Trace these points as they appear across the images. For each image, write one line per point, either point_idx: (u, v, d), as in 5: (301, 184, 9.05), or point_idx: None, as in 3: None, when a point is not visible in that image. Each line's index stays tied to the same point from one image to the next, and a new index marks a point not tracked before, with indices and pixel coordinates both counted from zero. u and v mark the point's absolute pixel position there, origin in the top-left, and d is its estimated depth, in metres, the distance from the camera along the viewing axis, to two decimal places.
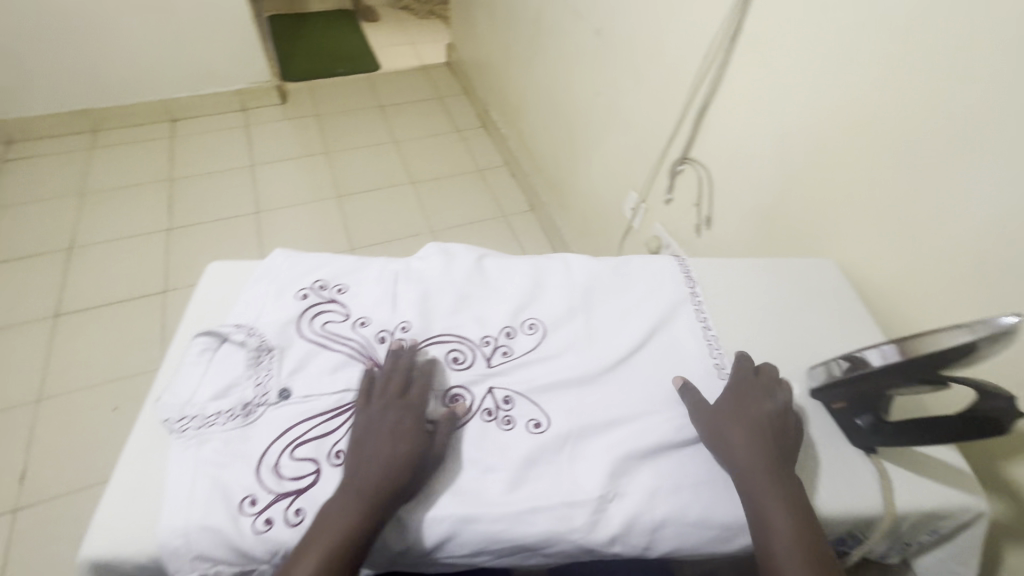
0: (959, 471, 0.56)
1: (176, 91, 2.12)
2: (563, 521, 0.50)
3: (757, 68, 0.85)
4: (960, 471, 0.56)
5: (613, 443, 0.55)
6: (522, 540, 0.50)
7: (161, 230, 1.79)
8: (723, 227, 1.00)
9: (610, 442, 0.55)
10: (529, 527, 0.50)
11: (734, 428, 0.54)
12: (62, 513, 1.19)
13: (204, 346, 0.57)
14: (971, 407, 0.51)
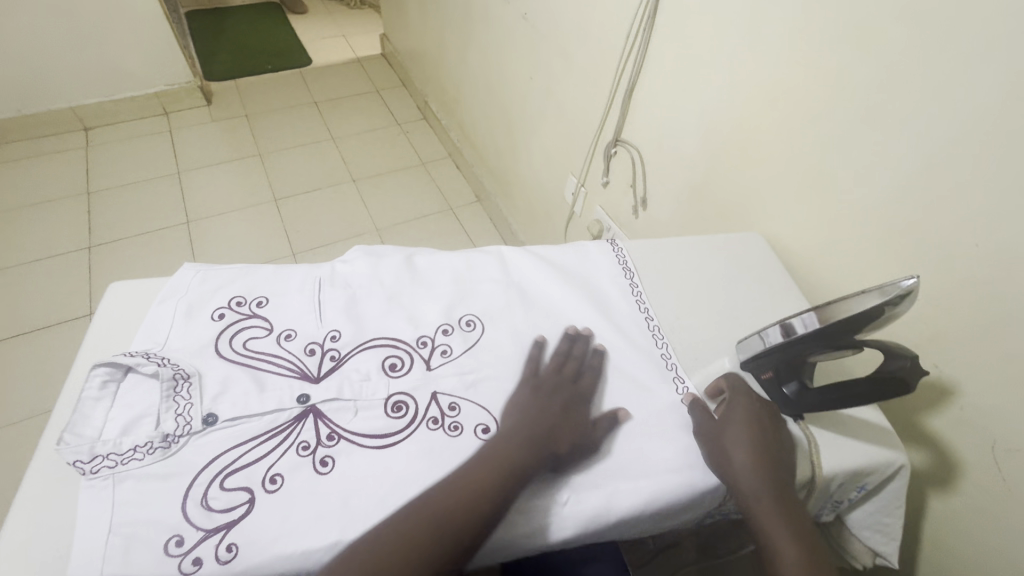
0: (879, 428, 0.59)
1: (86, 97, 1.96)
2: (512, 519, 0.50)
3: (678, 47, 0.85)
4: (880, 427, 0.59)
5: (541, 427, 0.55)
6: None
7: (81, 248, 1.66)
8: (659, 206, 1.01)
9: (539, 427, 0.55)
10: None
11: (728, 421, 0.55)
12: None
13: (105, 378, 0.53)
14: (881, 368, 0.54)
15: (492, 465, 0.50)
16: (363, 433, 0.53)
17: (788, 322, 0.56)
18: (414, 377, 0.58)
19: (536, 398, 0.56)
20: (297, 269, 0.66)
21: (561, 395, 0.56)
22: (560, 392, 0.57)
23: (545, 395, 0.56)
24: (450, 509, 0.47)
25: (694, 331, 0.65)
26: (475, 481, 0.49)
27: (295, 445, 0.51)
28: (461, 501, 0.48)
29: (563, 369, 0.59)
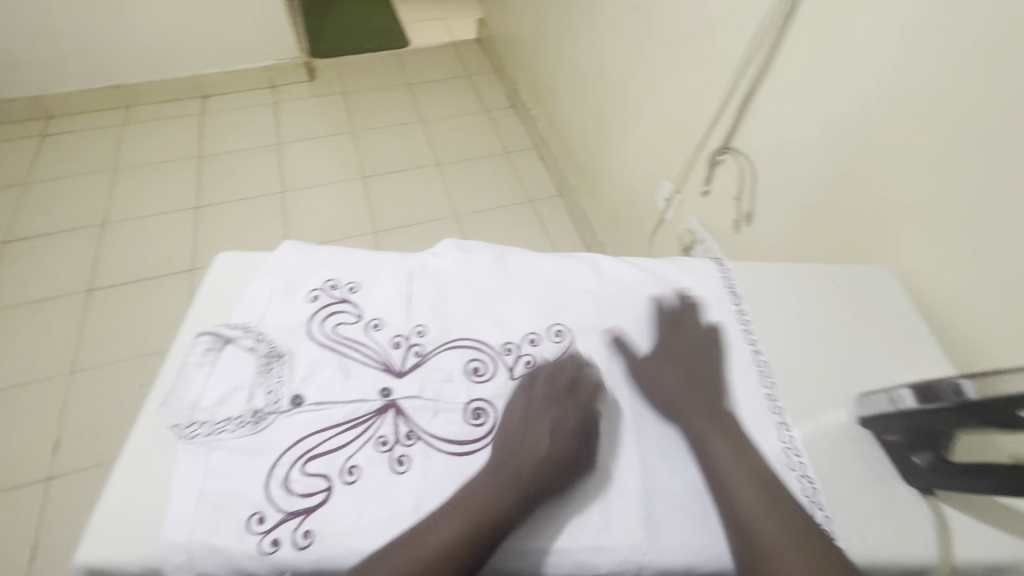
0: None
1: (206, 67, 2.11)
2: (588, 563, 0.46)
3: (812, 52, 0.76)
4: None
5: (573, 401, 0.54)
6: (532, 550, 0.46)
7: (190, 207, 1.80)
8: (765, 224, 0.92)
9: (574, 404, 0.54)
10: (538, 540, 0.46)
11: (687, 401, 0.53)
12: (91, 487, 1.22)
13: (207, 346, 0.55)
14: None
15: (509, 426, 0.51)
16: (442, 437, 0.51)
17: (936, 385, 0.48)
18: (497, 384, 0.56)
19: (535, 405, 0.52)
20: (390, 256, 0.65)
21: (561, 397, 0.53)
22: (560, 395, 0.53)
23: (544, 401, 0.52)
24: (472, 517, 0.45)
25: (805, 372, 0.59)
26: (496, 487, 0.46)
27: (375, 439, 0.51)
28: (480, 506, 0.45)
29: (559, 371, 0.55)
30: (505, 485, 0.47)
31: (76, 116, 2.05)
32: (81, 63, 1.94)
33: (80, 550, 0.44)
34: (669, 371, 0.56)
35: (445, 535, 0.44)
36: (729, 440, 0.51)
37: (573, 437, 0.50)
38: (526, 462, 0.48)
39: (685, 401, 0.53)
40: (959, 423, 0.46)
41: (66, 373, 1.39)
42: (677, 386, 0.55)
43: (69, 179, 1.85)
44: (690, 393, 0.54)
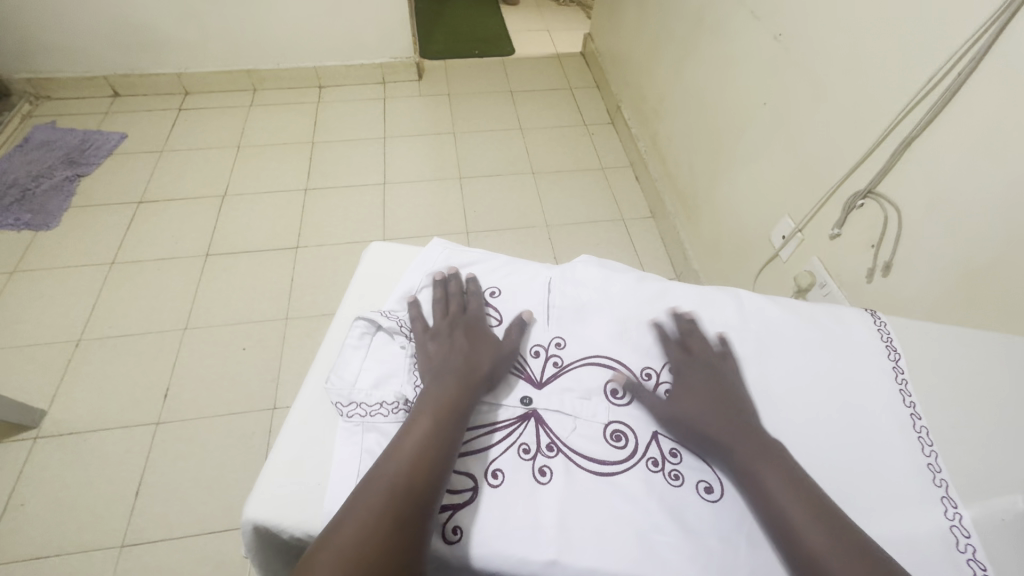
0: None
1: (328, 59, 2.25)
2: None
3: (998, 104, 0.71)
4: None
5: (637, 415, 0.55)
6: None
7: (299, 189, 1.92)
8: (906, 277, 0.87)
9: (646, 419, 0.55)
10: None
11: (721, 418, 0.52)
12: (191, 436, 1.32)
13: (364, 331, 0.58)
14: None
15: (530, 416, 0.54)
16: (583, 454, 0.51)
17: None
18: (637, 409, 0.55)
19: (441, 343, 0.56)
20: (531, 266, 0.67)
21: (459, 331, 0.58)
22: (462, 333, 0.58)
23: (447, 339, 0.57)
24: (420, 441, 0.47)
25: (971, 445, 0.54)
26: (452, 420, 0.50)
27: (518, 445, 0.52)
28: (426, 431, 0.48)
29: (448, 312, 0.60)
30: (439, 407, 0.50)
31: (209, 94, 2.24)
32: (222, 47, 2.12)
33: (249, 506, 0.47)
34: (705, 391, 0.55)
35: (403, 458, 0.46)
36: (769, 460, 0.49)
37: (483, 362, 0.55)
38: (449, 388, 0.52)
39: (722, 421, 0.52)
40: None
41: (181, 328, 1.52)
42: (709, 405, 0.53)
43: (199, 151, 2.02)
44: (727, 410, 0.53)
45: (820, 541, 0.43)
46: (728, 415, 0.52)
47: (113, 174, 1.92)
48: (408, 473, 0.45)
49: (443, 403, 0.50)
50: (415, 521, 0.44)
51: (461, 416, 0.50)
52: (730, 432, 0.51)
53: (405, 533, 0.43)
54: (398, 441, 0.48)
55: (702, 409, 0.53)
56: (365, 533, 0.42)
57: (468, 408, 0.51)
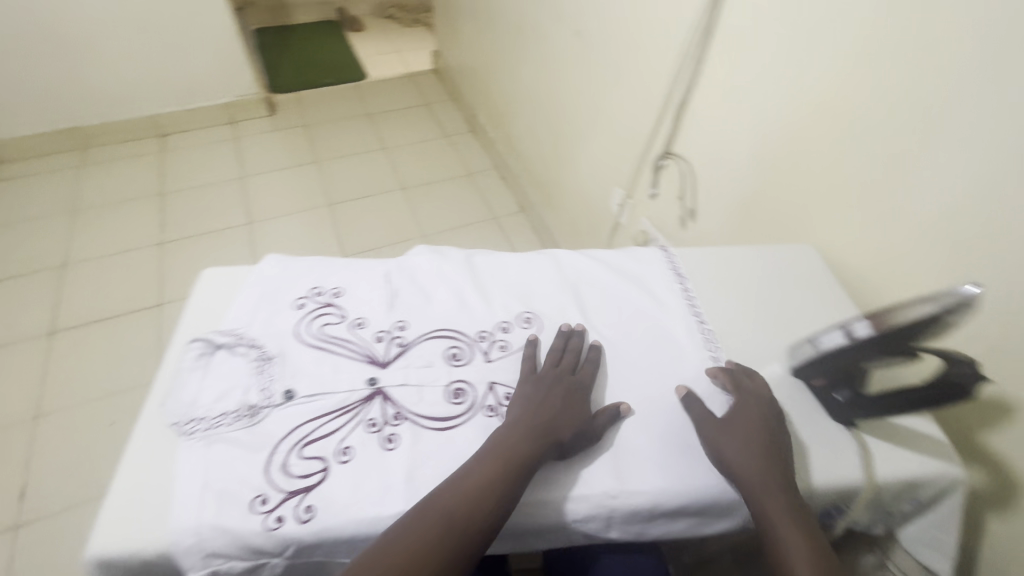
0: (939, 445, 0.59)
1: (164, 106, 2.13)
2: (564, 513, 0.52)
3: (732, 64, 0.88)
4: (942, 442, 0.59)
5: (490, 371, 0.61)
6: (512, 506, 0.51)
7: (154, 244, 1.80)
8: (707, 219, 1.03)
9: (491, 375, 0.60)
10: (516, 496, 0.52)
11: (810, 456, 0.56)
12: (63, 530, 1.19)
13: (201, 352, 0.59)
14: (939, 375, 0.56)
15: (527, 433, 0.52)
16: (428, 416, 0.56)
17: (840, 329, 0.57)
18: (477, 367, 0.61)
19: (539, 389, 0.57)
20: (368, 262, 0.71)
21: (559, 386, 0.57)
22: (561, 383, 0.58)
23: (546, 386, 0.57)
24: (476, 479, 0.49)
25: (742, 335, 0.67)
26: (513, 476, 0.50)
27: (365, 421, 0.56)
28: (492, 474, 0.49)
29: (558, 364, 0.60)
30: (503, 462, 0.50)
31: (28, 160, 2.02)
32: (34, 107, 1.93)
33: (90, 541, 0.47)
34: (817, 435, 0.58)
35: (465, 499, 0.48)
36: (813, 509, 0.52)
37: (563, 424, 0.54)
38: (522, 444, 0.52)
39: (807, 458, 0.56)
40: (871, 356, 0.55)
41: (31, 418, 1.35)
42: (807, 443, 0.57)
43: (24, 224, 1.82)
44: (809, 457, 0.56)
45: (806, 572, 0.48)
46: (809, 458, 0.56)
47: None
48: (462, 521, 0.47)
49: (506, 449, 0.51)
50: (454, 561, 0.46)
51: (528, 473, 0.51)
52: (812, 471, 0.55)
53: (449, 562, 0.46)
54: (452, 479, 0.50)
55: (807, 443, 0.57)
56: (417, 563, 0.45)
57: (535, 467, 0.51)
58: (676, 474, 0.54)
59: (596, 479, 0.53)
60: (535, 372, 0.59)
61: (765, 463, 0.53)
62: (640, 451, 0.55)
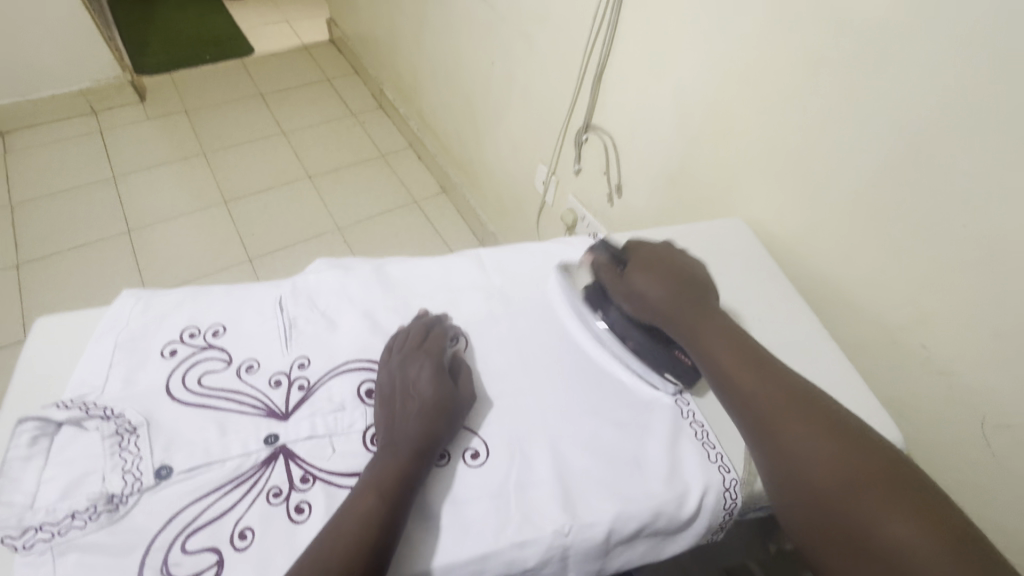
0: (688, 262, 0.62)
1: (1, 98, 1.77)
2: (515, 563, 0.45)
3: (646, 27, 0.82)
4: (684, 259, 0.61)
5: None
6: (452, 567, 0.44)
7: (8, 266, 1.51)
8: (634, 194, 0.98)
9: None
10: (456, 555, 0.44)
11: (674, 304, 0.57)
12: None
13: (35, 434, 0.46)
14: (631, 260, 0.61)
15: (400, 442, 0.47)
16: (343, 473, 0.48)
17: None
18: None
19: (396, 382, 0.52)
20: (256, 287, 0.59)
21: (414, 369, 0.52)
22: (414, 365, 0.53)
23: (400, 374, 0.52)
24: (374, 529, 0.42)
25: None
26: (385, 487, 0.44)
27: (266, 491, 0.46)
28: (365, 499, 0.44)
29: (405, 345, 0.55)
30: (384, 477, 0.45)
31: None
32: None
33: None
34: (651, 262, 0.60)
35: (350, 532, 0.42)
36: (744, 362, 0.52)
37: (433, 409, 0.50)
38: (395, 455, 0.46)
39: (676, 306, 0.57)
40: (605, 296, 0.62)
41: None
42: (664, 287, 0.58)
43: None
44: (683, 300, 0.57)
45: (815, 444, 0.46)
46: (683, 301, 0.57)
47: None
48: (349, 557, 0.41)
49: (399, 475, 0.45)
50: None
51: (405, 479, 0.45)
52: (692, 328, 0.55)
53: None
54: (332, 534, 0.42)
55: (660, 291, 0.58)
56: None
57: (416, 468, 0.46)
58: (630, 490, 0.50)
59: (546, 516, 0.47)
60: (394, 359, 0.54)
61: (738, 364, 0.52)
62: (590, 474, 0.50)
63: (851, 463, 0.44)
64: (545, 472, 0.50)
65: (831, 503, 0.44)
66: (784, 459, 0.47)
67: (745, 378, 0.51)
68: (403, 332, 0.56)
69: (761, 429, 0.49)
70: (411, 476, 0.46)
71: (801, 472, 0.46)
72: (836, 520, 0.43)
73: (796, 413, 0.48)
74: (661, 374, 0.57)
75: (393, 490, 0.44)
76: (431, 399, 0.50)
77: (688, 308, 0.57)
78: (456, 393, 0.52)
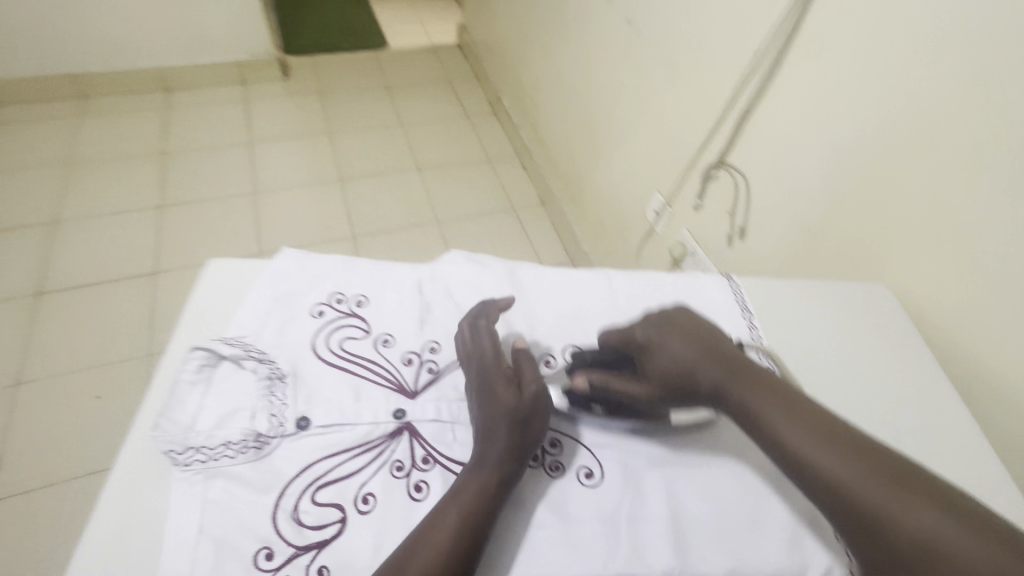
0: (697, 314, 0.54)
1: (173, 59, 2.00)
2: None
3: (812, 73, 0.79)
4: (688, 312, 0.54)
5: None
6: None
7: (152, 207, 1.69)
8: (758, 239, 0.95)
9: None
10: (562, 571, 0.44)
11: (714, 375, 0.49)
12: (52, 509, 1.12)
13: (202, 362, 0.50)
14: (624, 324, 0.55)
15: (485, 461, 0.45)
16: (460, 461, 0.49)
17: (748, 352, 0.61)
18: None
19: (471, 398, 0.49)
20: (398, 267, 0.62)
21: (488, 389, 0.49)
22: (489, 382, 0.49)
23: (474, 389, 0.49)
24: (459, 547, 0.41)
25: (814, 388, 0.60)
26: (468, 506, 0.43)
27: (390, 463, 0.48)
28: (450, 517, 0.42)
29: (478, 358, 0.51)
30: (469, 498, 0.43)
31: (23, 105, 1.89)
32: (32, 48, 1.80)
33: None
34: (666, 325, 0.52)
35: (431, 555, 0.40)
36: (816, 435, 0.43)
37: (511, 433, 0.46)
38: (478, 475, 0.45)
39: (702, 365, 0.49)
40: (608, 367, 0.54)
41: (12, 383, 1.28)
42: (683, 343, 0.50)
43: (15, 173, 1.70)
44: (727, 371, 0.49)
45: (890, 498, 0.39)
46: (705, 356, 0.49)
47: None
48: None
49: (484, 490, 0.44)
50: None
51: (489, 502, 0.44)
52: (745, 404, 0.47)
53: None
54: (419, 543, 0.41)
55: (695, 361, 0.49)
56: None
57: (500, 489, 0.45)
58: (745, 550, 0.47)
59: (657, 554, 0.45)
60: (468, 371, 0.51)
61: (784, 415, 0.45)
62: (706, 523, 0.48)
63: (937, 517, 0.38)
64: (657, 508, 0.48)
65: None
66: (911, 560, 0.37)
67: (831, 457, 0.42)
68: (460, 332, 0.54)
69: (823, 489, 0.42)
70: (495, 500, 0.44)
71: (940, 574, 0.36)
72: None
73: (896, 493, 0.39)
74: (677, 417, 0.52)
75: (477, 506, 0.43)
76: (503, 411, 0.47)
77: (732, 375, 0.48)
78: (540, 413, 0.49)
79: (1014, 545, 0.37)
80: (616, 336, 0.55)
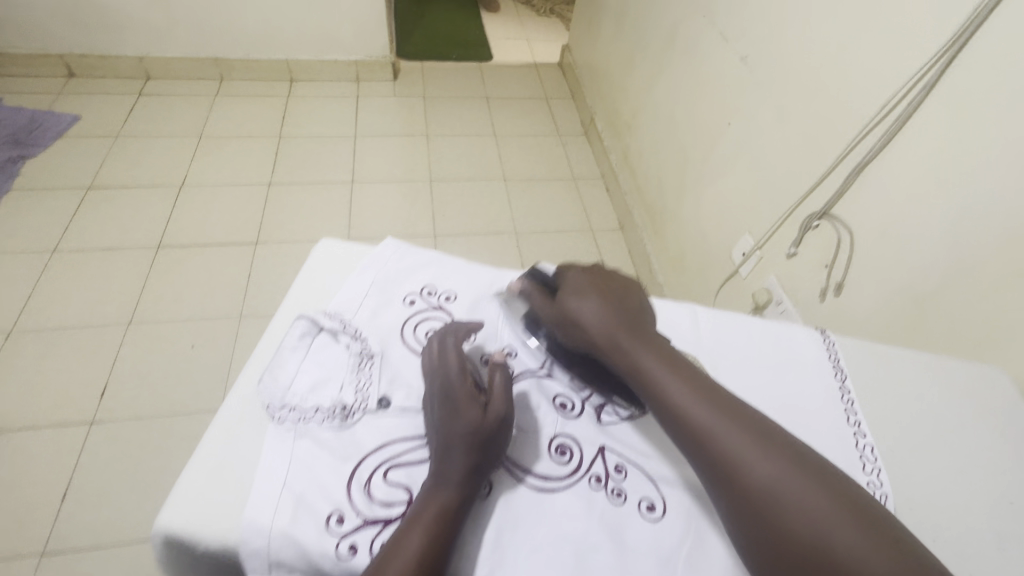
0: (621, 278, 0.58)
1: (300, 53, 2.19)
2: None
3: (946, 133, 0.74)
4: (618, 277, 0.57)
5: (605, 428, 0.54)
6: None
7: (263, 183, 1.85)
8: (856, 299, 0.89)
9: (606, 433, 0.53)
10: None
11: (619, 329, 0.52)
12: (141, 441, 1.24)
13: (304, 331, 0.56)
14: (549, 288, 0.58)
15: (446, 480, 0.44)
16: (526, 468, 0.50)
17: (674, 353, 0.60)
18: (582, 425, 0.54)
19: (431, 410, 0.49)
20: (488, 271, 0.65)
21: (440, 400, 0.48)
22: (442, 391, 0.49)
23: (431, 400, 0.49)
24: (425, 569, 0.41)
25: (910, 465, 0.56)
26: (428, 527, 0.42)
27: None
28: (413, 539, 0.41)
29: (434, 367, 0.51)
30: (432, 518, 0.42)
31: (172, 80, 2.15)
32: (188, 33, 2.04)
33: (161, 515, 0.44)
34: (587, 287, 0.55)
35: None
36: (694, 390, 0.47)
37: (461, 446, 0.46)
38: (439, 493, 0.44)
39: (618, 332, 0.52)
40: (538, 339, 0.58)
41: (124, 322, 1.43)
42: (602, 305, 0.53)
43: (157, 138, 1.93)
44: (626, 323, 0.52)
45: (767, 469, 0.42)
46: (622, 326, 0.52)
47: (62, 156, 1.81)
48: None
49: (445, 517, 0.43)
50: None
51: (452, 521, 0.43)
52: (635, 355, 0.50)
53: None
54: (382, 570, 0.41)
55: (599, 309, 0.53)
56: None
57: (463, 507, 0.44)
58: None
59: None
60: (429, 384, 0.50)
61: (692, 395, 0.47)
62: None
63: (807, 485, 0.41)
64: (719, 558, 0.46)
65: (791, 533, 0.40)
66: (750, 503, 0.42)
67: (711, 422, 0.45)
68: (430, 349, 0.52)
69: (713, 464, 0.44)
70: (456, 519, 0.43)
71: (768, 512, 0.41)
72: (807, 559, 0.39)
73: (748, 440, 0.43)
74: (611, 399, 0.55)
75: (440, 525, 0.42)
76: (466, 428, 0.46)
77: (631, 328, 0.52)
78: (502, 429, 0.48)
79: (843, 494, 0.41)
80: (553, 273, 0.59)
